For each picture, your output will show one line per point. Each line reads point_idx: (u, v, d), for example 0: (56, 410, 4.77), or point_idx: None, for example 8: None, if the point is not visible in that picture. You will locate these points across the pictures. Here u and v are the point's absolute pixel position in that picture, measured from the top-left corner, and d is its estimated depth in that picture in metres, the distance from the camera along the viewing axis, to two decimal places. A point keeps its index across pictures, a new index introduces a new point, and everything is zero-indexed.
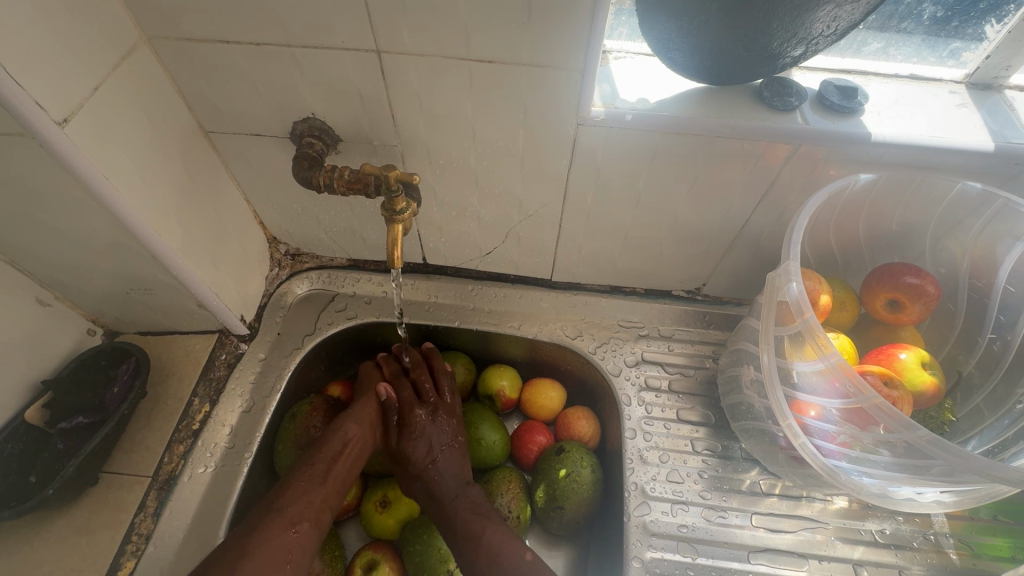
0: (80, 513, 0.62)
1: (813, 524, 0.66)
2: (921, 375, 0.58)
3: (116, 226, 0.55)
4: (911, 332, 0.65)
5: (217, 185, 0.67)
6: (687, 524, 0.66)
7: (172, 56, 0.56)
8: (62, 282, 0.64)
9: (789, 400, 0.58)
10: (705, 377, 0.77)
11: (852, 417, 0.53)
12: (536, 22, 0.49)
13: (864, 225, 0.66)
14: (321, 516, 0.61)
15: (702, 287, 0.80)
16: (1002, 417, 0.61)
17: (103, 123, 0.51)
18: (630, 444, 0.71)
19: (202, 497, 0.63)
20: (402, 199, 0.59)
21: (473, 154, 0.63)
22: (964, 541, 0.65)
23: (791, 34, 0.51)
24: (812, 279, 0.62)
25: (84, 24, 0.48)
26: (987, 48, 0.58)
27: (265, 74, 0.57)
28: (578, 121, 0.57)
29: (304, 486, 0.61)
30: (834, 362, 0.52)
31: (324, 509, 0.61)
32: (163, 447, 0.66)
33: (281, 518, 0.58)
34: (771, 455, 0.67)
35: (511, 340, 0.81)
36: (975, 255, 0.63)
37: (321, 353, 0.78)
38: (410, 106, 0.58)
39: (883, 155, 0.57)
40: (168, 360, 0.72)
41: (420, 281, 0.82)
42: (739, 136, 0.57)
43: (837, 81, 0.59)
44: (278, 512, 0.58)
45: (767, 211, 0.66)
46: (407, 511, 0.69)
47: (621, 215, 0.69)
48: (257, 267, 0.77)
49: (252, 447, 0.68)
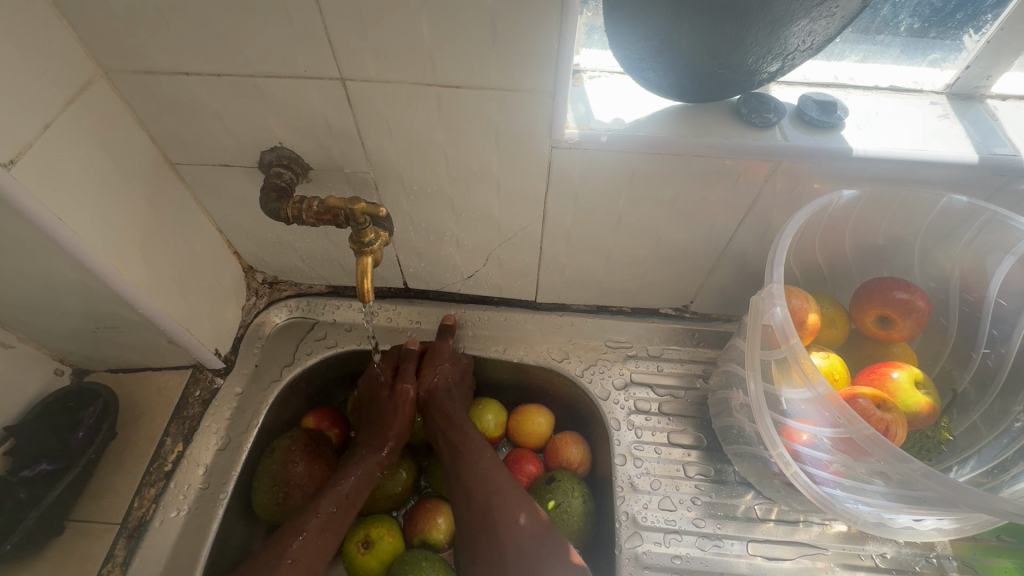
0: (45, 565, 0.59)
1: (812, 550, 0.64)
2: (915, 396, 0.56)
3: (75, 266, 0.53)
4: (904, 348, 0.63)
5: (187, 217, 0.66)
6: (681, 555, 0.63)
7: (132, 89, 0.54)
8: (24, 323, 0.62)
9: (778, 426, 0.56)
10: (696, 398, 0.74)
11: (844, 447, 0.51)
12: (502, 46, 0.48)
13: (851, 241, 0.64)
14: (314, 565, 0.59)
15: (690, 304, 0.78)
16: (1000, 436, 0.58)
17: (56, 160, 0.49)
18: (621, 471, 0.69)
19: (174, 543, 0.61)
20: (371, 230, 0.57)
21: (448, 179, 0.61)
22: (967, 563, 0.63)
23: (766, 50, 0.50)
24: (799, 297, 0.60)
25: (32, 61, 0.46)
26: (966, 58, 0.57)
27: (229, 105, 0.55)
28: (552, 143, 0.55)
29: (356, 480, 0.65)
30: (821, 390, 0.50)
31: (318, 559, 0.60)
32: (133, 492, 0.63)
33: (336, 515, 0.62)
34: (766, 479, 0.64)
35: (497, 365, 0.79)
36: (965, 267, 0.62)
37: (301, 384, 0.76)
38: (380, 133, 0.56)
39: (866, 171, 0.56)
40: (140, 399, 0.70)
41: (402, 306, 0.80)
42: (719, 154, 0.55)
43: (816, 96, 0.58)
44: (327, 507, 0.62)
45: (751, 227, 0.64)
46: (389, 551, 0.66)
47: (603, 236, 0.67)
48: (233, 298, 0.75)
49: (228, 487, 0.65)
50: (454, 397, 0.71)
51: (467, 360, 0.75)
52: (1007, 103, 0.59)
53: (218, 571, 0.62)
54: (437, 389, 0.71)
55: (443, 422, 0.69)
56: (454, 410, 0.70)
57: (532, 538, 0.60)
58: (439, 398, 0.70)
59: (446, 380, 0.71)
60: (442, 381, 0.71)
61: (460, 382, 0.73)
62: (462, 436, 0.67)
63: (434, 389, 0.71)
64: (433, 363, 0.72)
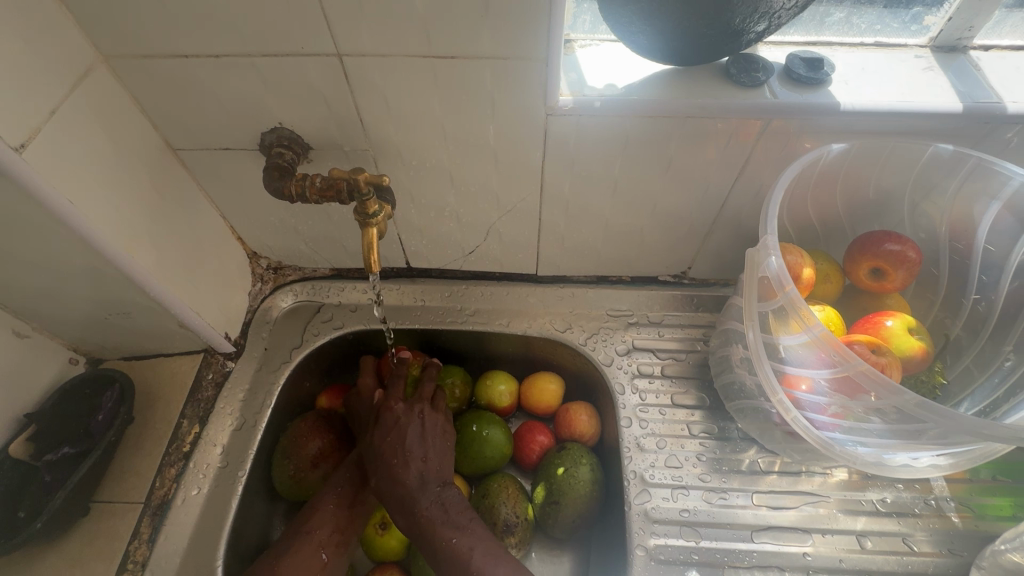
0: (74, 543, 0.61)
1: (815, 498, 0.66)
2: (909, 340, 0.58)
3: (86, 251, 0.54)
4: (896, 299, 0.65)
5: (190, 203, 0.67)
6: (688, 508, 0.65)
7: (131, 74, 0.55)
8: (37, 312, 0.63)
9: (778, 374, 0.59)
10: (697, 360, 0.76)
11: (842, 387, 0.53)
12: (494, 15, 0.49)
13: (842, 197, 0.65)
14: (348, 538, 0.64)
15: (688, 271, 0.80)
16: (991, 376, 0.61)
17: (64, 144, 0.50)
18: (627, 433, 0.71)
19: (198, 519, 0.63)
20: (375, 202, 0.58)
21: (446, 153, 0.62)
22: (965, 503, 0.66)
23: (752, 9, 0.50)
24: (794, 253, 0.62)
25: (34, 47, 0.47)
26: (949, 10, 0.58)
27: (228, 87, 0.56)
28: (547, 111, 0.57)
29: (350, 489, 0.65)
30: (818, 333, 0.51)
31: (348, 533, 0.64)
32: (154, 472, 0.65)
33: (349, 490, 0.65)
34: (768, 432, 0.66)
35: (501, 338, 0.80)
36: (954, 217, 0.63)
37: (310, 365, 0.77)
38: (377, 108, 0.57)
39: (854, 124, 0.57)
40: (155, 383, 0.71)
41: (405, 285, 0.82)
42: (712, 116, 0.56)
43: (803, 54, 0.59)
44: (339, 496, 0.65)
45: (745, 188, 0.65)
46: (407, 529, 0.68)
47: (600, 204, 0.68)
48: (239, 283, 0.77)
49: (246, 464, 0.67)
50: (419, 432, 0.65)
51: (442, 423, 0.68)
52: (990, 53, 0.60)
53: (240, 545, 0.64)
54: (402, 427, 0.65)
55: (394, 460, 0.63)
56: (431, 509, 0.60)
57: None
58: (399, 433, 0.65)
59: (410, 423, 0.66)
60: (410, 423, 0.66)
61: (441, 468, 0.64)
62: (452, 545, 0.58)
63: (404, 489, 0.61)
64: (391, 451, 0.63)
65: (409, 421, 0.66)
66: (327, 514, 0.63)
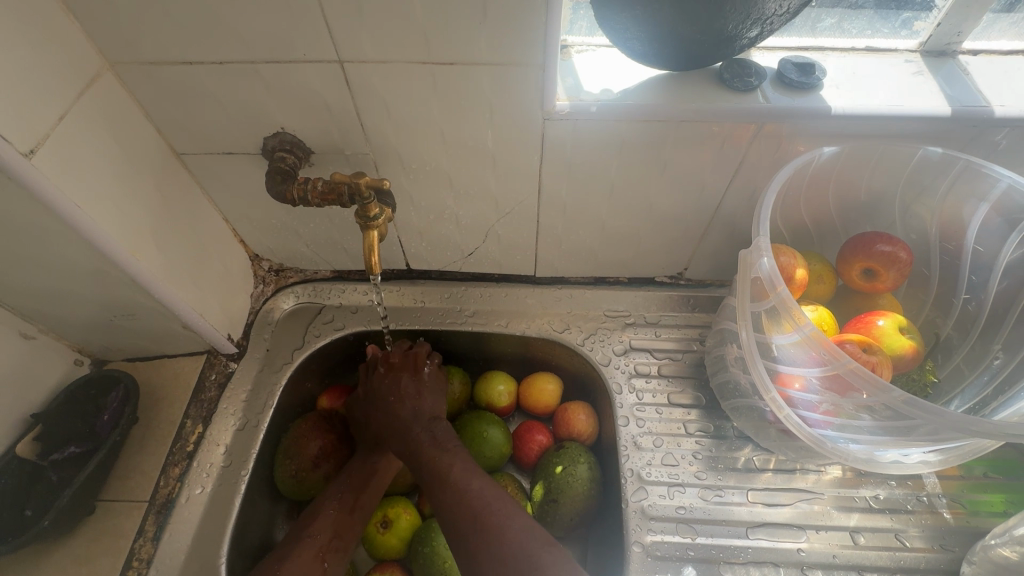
0: (80, 542, 0.62)
1: (809, 495, 0.67)
2: (899, 339, 0.59)
3: (92, 254, 0.55)
4: (888, 299, 0.66)
5: (193, 207, 0.68)
6: (685, 506, 0.66)
7: (137, 80, 0.56)
8: (44, 314, 0.64)
9: (772, 374, 0.60)
10: (693, 359, 0.77)
11: (833, 385, 0.54)
12: (491, 22, 0.50)
13: (834, 198, 0.67)
14: (348, 543, 0.63)
15: (684, 272, 0.81)
16: (981, 374, 0.63)
17: (71, 150, 0.51)
18: (624, 432, 0.72)
19: (202, 517, 0.64)
20: (375, 205, 0.60)
21: (446, 156, 0.63)
22: (957, 499, 0.67)
23: (745, 15, 0.52)
24: (788, 254, 0.63)
25: (42, 55, 0.48)
26: (938, 16, 0.59)
27: (231, 93, 0.57)
28: (544, 115, 0.58)
29: (355, 475, 0.67)
30: (809, 333, 0.53)
31: (348, 537, 0.63)
32: (158, 471, 0.66)
33: (350, 495, 0.66)
34: (762, 430, 0.67)
35: (500, 338, 0.81)
36: (944, 217, 0.64)
37: (312, 366, 0.78)
38: (377, 113, 0.59)
39: (845, 127, 0.58)
40: (159, 384, 0.72)
41: (405, 287, 0.83)
42: (706, 120, 0.57)
43: (794, 59, 0.60)
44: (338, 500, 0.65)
45: (739, 190, 0.66)
46: (408, 527, 0.69)
47: (597, 206, 0.69)
48: (242, 285, 0.78)
49: (249, 463, 0.68)
50: (412, 377, 0.70)
51: (434, 371, 0.72)
52: (978, 57, 0.61)
53: (243, 543, 0.65)
54: (394, 372, 0.70)
55: (390, 399, 0.68)
56: (422, 436, 0.64)
57: (488, 513, 0.55)
58: (393, 378, 0.69)
59: (404, 370, 0.70)
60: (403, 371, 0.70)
61: (434, 405, 0.68)
62: (438, 463, 0.60)
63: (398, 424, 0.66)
64: (385, 393, 0.68)
65: (402, 367, 0.70)
66: (328, 517, 0.64)
